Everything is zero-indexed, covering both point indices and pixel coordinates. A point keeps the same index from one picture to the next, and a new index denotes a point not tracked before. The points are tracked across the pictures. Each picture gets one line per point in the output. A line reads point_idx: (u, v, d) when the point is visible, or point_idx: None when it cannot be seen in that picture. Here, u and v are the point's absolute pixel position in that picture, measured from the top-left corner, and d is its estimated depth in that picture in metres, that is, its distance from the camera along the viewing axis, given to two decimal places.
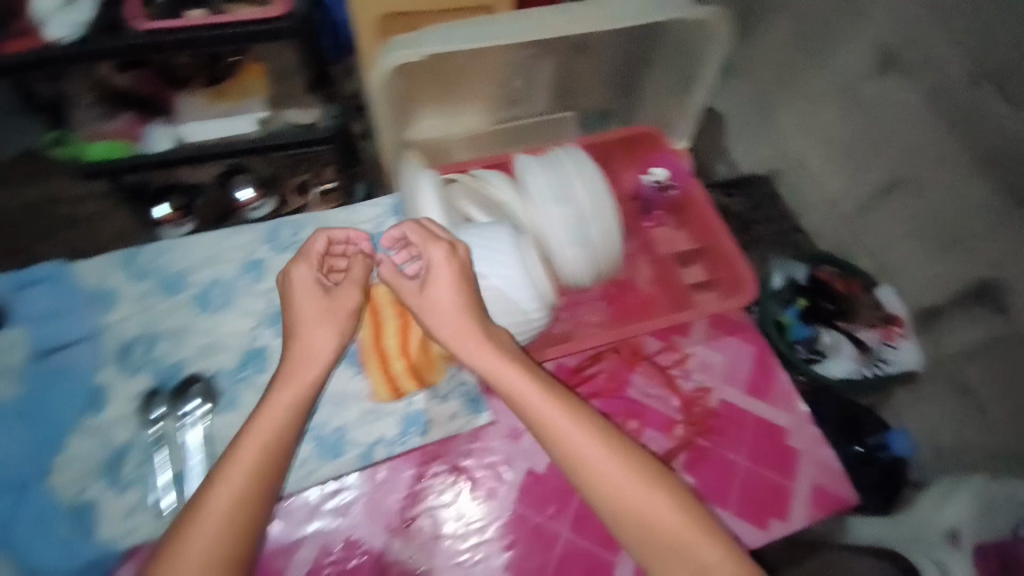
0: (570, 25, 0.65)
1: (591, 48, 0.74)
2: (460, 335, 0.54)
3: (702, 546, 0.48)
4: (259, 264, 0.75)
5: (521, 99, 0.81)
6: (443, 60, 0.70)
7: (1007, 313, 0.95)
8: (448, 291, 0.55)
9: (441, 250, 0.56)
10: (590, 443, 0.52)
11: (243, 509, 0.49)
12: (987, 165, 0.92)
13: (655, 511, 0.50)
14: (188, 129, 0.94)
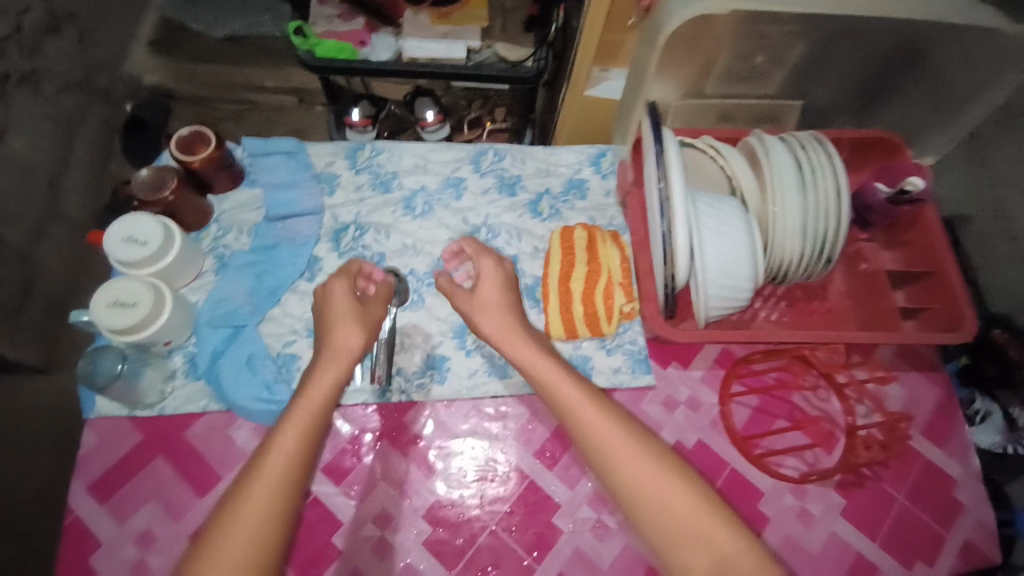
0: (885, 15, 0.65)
1: (858, 37, 0.70)
2: (508, 335, 0.58)
3: (703, 517, 0.45)
4: (459, 184, 0.78)
5: (755, 79, 0.77)
6: (716, 23, 0.67)
7: None
8: (494, 293, 0.62)
9: (490, 263, 0.65)
10: (597, 416, 0.51)
11: (282, 479, 0.45)
12: None
13: (660, 486, 0.46)
14: (411, 43, 1.01)
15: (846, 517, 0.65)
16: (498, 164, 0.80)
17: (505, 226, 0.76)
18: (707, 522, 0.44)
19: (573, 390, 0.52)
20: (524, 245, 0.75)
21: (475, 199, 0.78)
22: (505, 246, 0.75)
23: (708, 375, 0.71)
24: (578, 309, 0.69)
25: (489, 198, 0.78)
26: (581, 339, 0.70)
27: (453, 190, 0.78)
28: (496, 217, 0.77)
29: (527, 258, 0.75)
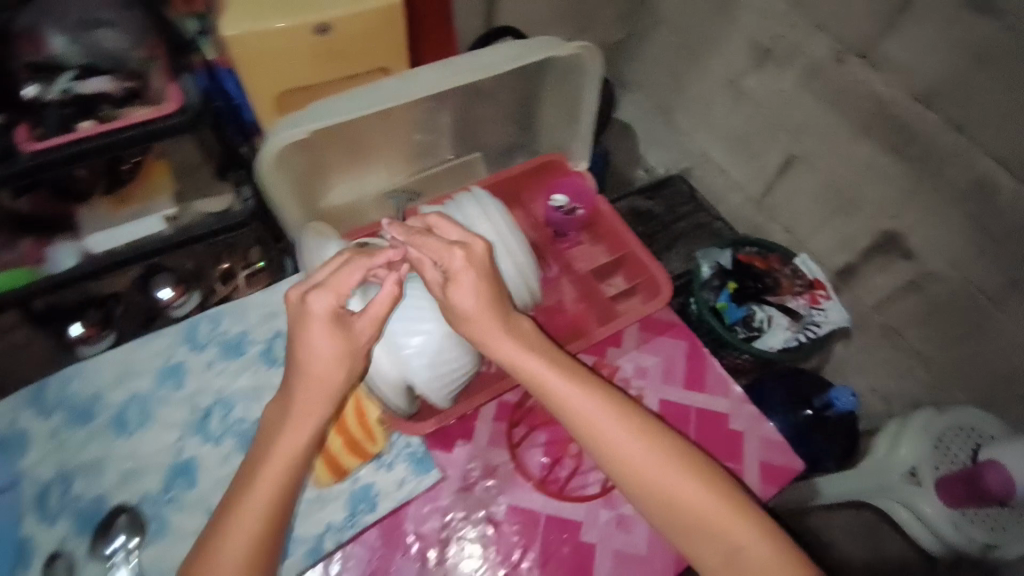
0: (452, 76, 0.71)
1: (482, 98, 0.80)
2: (486, 336, 0.66)
3: (669, 474, 0.63)
4: (181, 370, 0.84)
5: (428, 151, 0.87)
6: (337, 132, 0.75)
7: (911, 255, 1.11)
8: (470, 301, 0.65)
9: (458, 255, 0.65)
10: (612, 425, 0.65)
11: (268, 509, 0.58)
12: (867, 128, 1.09)
13: (686, 489, 0.63)
14: (96, 240, 0.97)
15: None
16: (214, 331, 0.87)
17: (239, 395, 0.83)
18: (718, 516, 0.61)
19: (550, 374, 0.67)
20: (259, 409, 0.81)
21: (199, 380, 0.83)
22: (246, 415, 0.81)
23: (492, 436, 0.78)
24: (335, 445, 0.72)
25: (215, 371, 0.84)
26: (355, 470, 0.73)
27: (176, 379, 0.83)
28: (225, 389, 0.83)
29: None
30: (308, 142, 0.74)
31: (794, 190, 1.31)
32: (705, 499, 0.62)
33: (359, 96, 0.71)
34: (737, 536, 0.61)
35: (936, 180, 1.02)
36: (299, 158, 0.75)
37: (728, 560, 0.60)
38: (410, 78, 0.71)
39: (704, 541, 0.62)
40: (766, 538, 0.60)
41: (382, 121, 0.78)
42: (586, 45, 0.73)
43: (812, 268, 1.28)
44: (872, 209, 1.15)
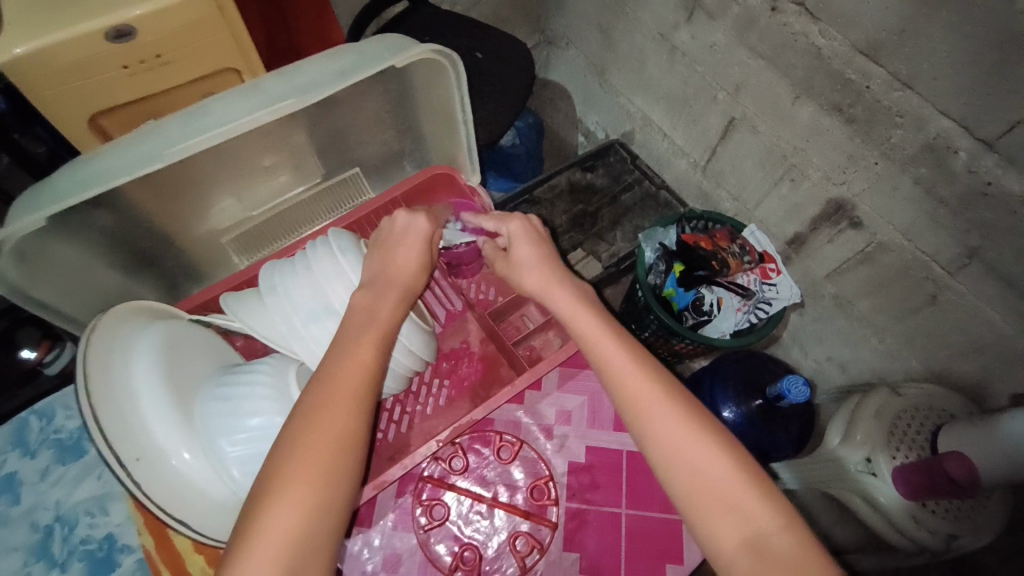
0: (254, 110, 0.56)
1: (332, 112, 0.67)
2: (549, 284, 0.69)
3: (688, 436, 0.57)
4: (15, 481, 0.84)
5: (291, 173, 0.75)
6: (145, 183, 0.61)
7: (861, 224, 1.03)
8: (527, 248, 0.72)
9: (518, 222, 0.73)
10: (646, 386, 0.60)
11: (324, 476, 0.50)
12: (807, 86, 0.98)
13: (705, 457, 0.56)
14: None
15: (583, 572, 0.67)
16: (47, 429, 0.88)
17: (81, 510, 0.83)
18: (742, 493, 0.55)
19: (594, 323, 0.65)
20: (114, 517, 0.82)
21: (36, 491, 0.83)
22: (91, 532, 0.82)
23: (399, 516, 0.69)
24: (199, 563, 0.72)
25: (52, 482, 0.84)
26: None
27: (13, 492, 0.83)
28: (67, 500, 0.83)
29: (122, 529, 0.82)
30: (108, 201, 0.59)
31: (736, 155, 1.20)
32: (726, 472, 0.56)
33: (135, 150, 0.55)
34: (759, 519, 0.54)
35: (883, 143, 0.92)
36: (101, 219, 0.61)
37: (752, 549, 0.53)
38: (204, 116, 0.56)
39: (724, 527, 0.54)
40: (786, 527, 0.53)
41: (206, 156, 0.64)
42: (439, 47, 0.61)
43: (761, 241, 1.19)
44: (818, 174, 1.05)
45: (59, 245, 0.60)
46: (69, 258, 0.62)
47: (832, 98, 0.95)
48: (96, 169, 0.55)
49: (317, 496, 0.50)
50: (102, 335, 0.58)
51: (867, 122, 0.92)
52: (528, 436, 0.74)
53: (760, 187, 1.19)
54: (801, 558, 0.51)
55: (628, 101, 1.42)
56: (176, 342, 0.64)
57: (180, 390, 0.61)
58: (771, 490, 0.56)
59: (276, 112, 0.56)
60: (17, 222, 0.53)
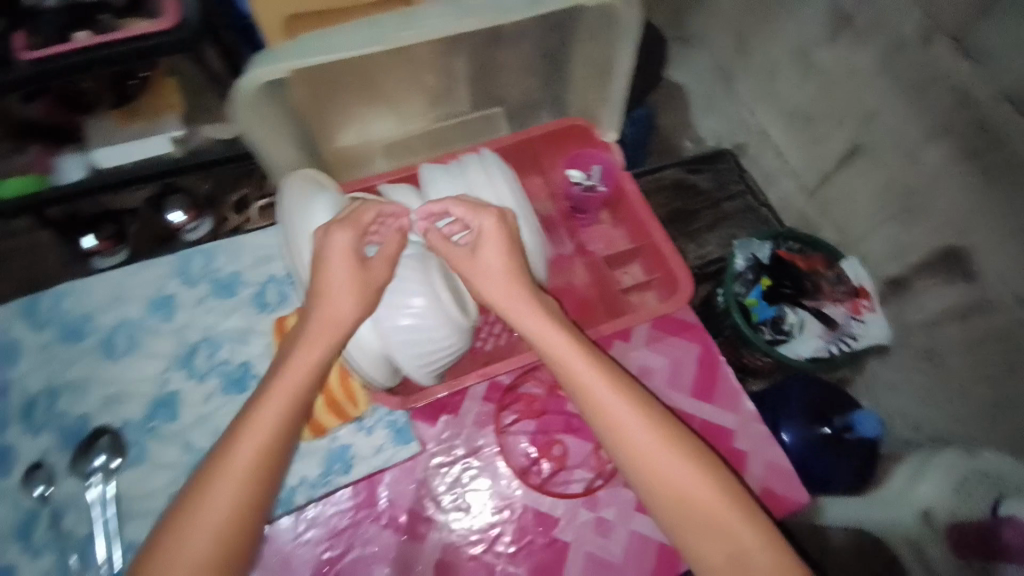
0: (460, 20, 0.63)
1: (501, 44, 0.73)
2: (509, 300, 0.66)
3: (670, 469, 0.62)
4: (169, 300, 0.89)
5: (445, 96, 0.81)
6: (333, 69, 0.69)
7: (971, 278, 1.00)
8: (496, 254, 0.67)
9: (491, 219, 0.68)
10: (630, 419, 0.63)
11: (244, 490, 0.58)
12: (946, 127, 0.96)
13: (694, 484, 0.61)
14: (103, 153, 0.97)
15: (638, 511, 0.75)
16: (208, 267, 0.91)
17: (226, 338, 0.86)
18: (719, 510, 0.60)
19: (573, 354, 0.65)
20: (253, 349, 0.86)
21: (190, 314, 0.88)
22: (230, 357, 0.85)
23: (477, 417, 0.80)
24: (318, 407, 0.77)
25: (205, 309, 0.88)
26: (335, 430, 0.79)
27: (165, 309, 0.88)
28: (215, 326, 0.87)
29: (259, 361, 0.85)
30: (311, 76, 0.68)
31: (853, 185, 1.18)
32: (710, 495, 0.61)
33: (359, 33, 0.64)
34: (740, 537, 0.60)
35: (1015, 198, 0.89)
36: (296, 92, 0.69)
37: (731, 562, 0.59)
38: (420, 14, 0.63)
39: (704, 540, 0.61)
40: (764, 545, 0.59)
41: (386, 60, 0.71)
42: None
43: (859, 274, 1.16)
44: (936, 219, 1.03)
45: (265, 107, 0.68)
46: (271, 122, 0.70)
47: (970, 142, 0.94)
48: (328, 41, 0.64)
49: (245, 492, 0.58)
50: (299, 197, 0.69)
51: (1003, 174, 0.90)
52: None
53: (869, 221, 1.18)
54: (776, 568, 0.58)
55: (749, 114, 1.42)
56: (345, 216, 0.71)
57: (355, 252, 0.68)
58: (740, 496, 0.62)
59: (480, 22, 0.63)
60: (253, 68, 0.62)
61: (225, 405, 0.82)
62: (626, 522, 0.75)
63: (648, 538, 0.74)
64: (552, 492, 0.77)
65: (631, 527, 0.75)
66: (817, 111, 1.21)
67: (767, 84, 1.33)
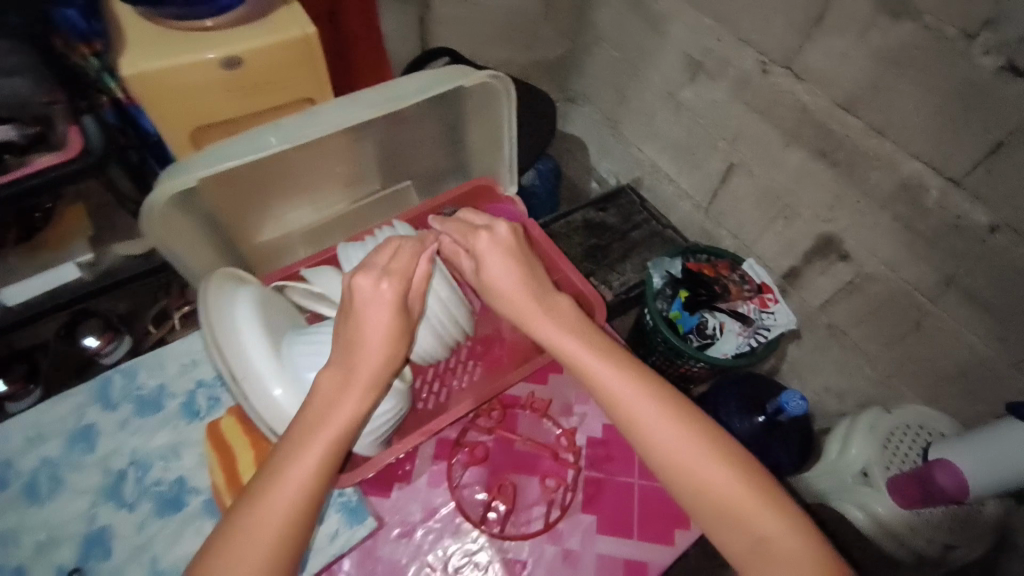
0: (355, 112, 0.69)
1: (405, 124, 0.79)
2: (526, 313, 0.69)
3: (690, 456, 0.61)
4: (88, 433, 0.72)
5: (354, 180, 0.86)
6: (240, 172, 0.72)
7: (849, 257, 1.13)
8: (502, 266, 0.71)
9: (485, 236, 0.72)
10: (643, 402, 0.63)
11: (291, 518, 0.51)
12: (796, 135, 1.11)
13: (705, 470, 0.60)
14: (9, 291, 0.92)
15: (603, 531, 0.67)
16: (129, 385, 0.75)
17: (154, 454, 0.70)
18: (754, 507, 0.59)
19: (587, 350, 0.66)
20: (186, 461, 0.71)
21: (70, 456, 0.71)
22: (163, 475, 0.69)
23: (433, 475, 0.69)
24: None
25: (130, 431, 0.72)
26: None
27: (86, 442, 0.72)
28: (143, 447, 0.71)
29: (192, 472, 0.70)
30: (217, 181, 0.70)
31: (737, 195, 1.31)
32: (723, 480, 0.60)
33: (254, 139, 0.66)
34: (759, 523, 0.58)
35: (864, 183, 1.04)
36: (206, 200, 0.71)
37: (754, 546, 0.58)
38: (315, 112, 0.69)
39: (727, 529, 0.59)
40: (785, 525, 0.58)
41: (297, 157, 0.76)
42: (497, 73, 0.74)
43: (759, 272, 1.28)
44: (809, 213, 1.16)
45: (178, 220, 0.70)
46: (184, 229, 0.72)
47: (810, 145, 1.09)
48: (234, 147, 0.66)
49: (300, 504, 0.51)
50: (210, 300, 0.58)
51: (852, 166, 1.04)
52: (553, 409, 0.75)
53: (741, 233, 1.35)
54: (796, 558, 0.56)
55: (636, 150, 1.58)
56: (266, 301, 0.64)
57: (276, 333, 0.60)
58: (788, 503, 0.59)
59: (374, 112, 0.69)
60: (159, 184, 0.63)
61: (162, 529, 0.67)
62: (592, 548, 0.66)
63: (615, 562, 0.65)
64: (512, 538, 0.66)
65: (597, 552, 0.65)
66: (692, 141, 1.37)
67: (645, 123, 1.50)
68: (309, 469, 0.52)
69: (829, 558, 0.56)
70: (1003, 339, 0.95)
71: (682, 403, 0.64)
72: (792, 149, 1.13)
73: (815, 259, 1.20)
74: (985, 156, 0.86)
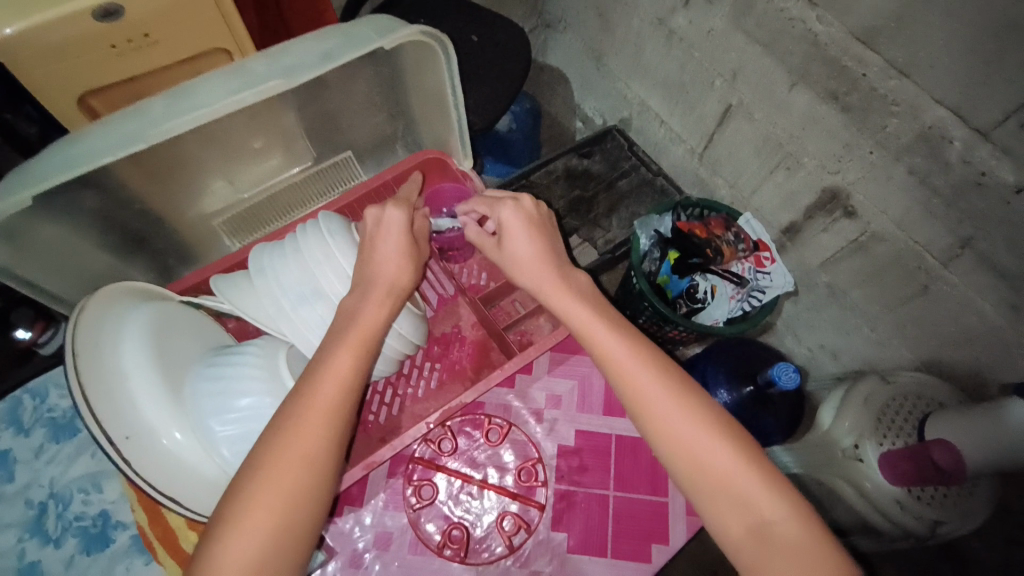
0: (239, 92, 0.56)
1: (328, 89, 0.67)
2: (542, 282, 0.68)
3: (690, 430, 0.58)
4: (4, 460, 0.80)
5: (284, 153, 0.76)
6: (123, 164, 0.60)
7: (856, 213, 1.01)
8: (523, 240, 0.70)
9: (509, 207, 0.71)
10: (646, 373, 0.61)
11: (294, 483, 0.50)
12: (803, 73, 0.96)
13: (708, 448, 0.57)
14: None
15: (573, 551, 0.63)
16: (40, 409, 0.84)
17: (75, 487, 0.79)
18: (759, 491, 0.55)
19: (593, 318, 0.65)
20: (108, 494, 0.79)
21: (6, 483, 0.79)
22: (85, 508, 0.78)
23: (391, 496, 0.64)
24: None
25: (47, 459, 0.81)
26: None
27: (4, 470, 0.80)
28: (61, 477, 0.80)
29: (116, 506, 0.79)
30: (94, 177, 0.58)
31: (733, 142, 1.18)
32: (726, 457, 0.56)
33: (117, 131, 0.55)
34: (763, 507, 0.54)
35: (878, 132, 0.91)
36: (90, 197, 0.61)
37: (755, 531, 0.54)
38: (191, 92, 0.57)
39: (727, 513, 0.55)
40: (790, 513, 0.54)
41: (203, 137, 0.65)
42: (429, 29, 0.61)
43: (756, 228, 1.17)
44: (814, 164, 1.04)
45: (46, 226, 0.60)
46: (60, 234, 0.62)
47: (818, 85, 0.95)
48: (89, 144, 0.54)
49: (299, 487, 0.50)
50: (86, 335, 0.55)
51: (864, 112, 0.91)
52: (519, 419, 0.69)
53: (737, 182, 1.23)
54: (802, 542, 0.52)
55: (624, 86, 1.41)
56: (166, 326, 0.63)
57: (173, 373, 0.60)
58: (794, 492, 0.56)
59: (265, 91, 0.56)
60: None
61: (91, 564, 0.75)
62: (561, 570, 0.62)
63: None
64: (477, 562, 0.62)
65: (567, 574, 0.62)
66: (685, 77, 1.21)
67: (633, 54, 1.32)
68: (312, 445, 0.51)
69: (837, 551, 0.51)
70: (1018, 308, 0.87)
71: (685, 380, 0.62)
72: (798, 88, 0.99)
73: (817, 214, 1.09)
74: (1021, 106, 0.73)
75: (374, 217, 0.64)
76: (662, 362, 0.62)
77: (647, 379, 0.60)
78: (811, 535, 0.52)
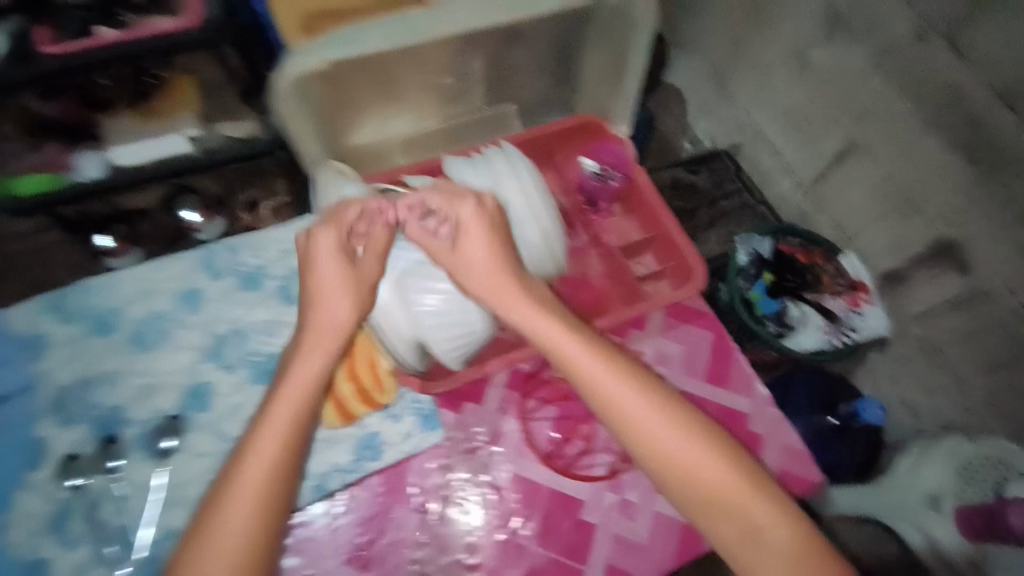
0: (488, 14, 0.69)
1: (518, 40, 0.75)
2: (500, 297, 0.60)
3: (676, 451, 0.57)
4: (195, 296, 0.72)
5: (459, 95, 0.82)
6: (359, 62, 0.70)
7: (968, 268, 1.02)
8: (480, 244, 0.60)
9: (468, 203, 0.60)
10: (633, 396, 0.58)
11: (275, 456, 0.54)
12: (939, 122, 0.99)
13: (706, 469, 0.56)
14: (121, 151, 0.96)
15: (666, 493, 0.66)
16: (232, 259, 0.75)
17: (251, 328, 0.71)
18: (746, 498, 0.55)
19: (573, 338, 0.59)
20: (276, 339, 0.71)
21: (154, 312, 0.71)
22: (254, 349, 0.70)
23: (502, 402, 0.69)
24: (345, 389, 0.66)
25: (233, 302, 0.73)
26: (363, 417, 0.67)
27: (190, 303, 0.72)
28: (242, 317, 0.72)
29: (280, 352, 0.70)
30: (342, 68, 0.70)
31: (849, 180, 1.20)
32: (727, 475, 0.56)
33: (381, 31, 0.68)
34: (755, 512, 0.55)
35: (1007, 189, 0.92)
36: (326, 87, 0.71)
37: (746, 537, 0.55)
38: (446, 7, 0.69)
39: (719, 518, 0.56)
40: (781, 519, 0.55)
41: (408, 58, 0.73)
42: None
43: (857, 269, 1.17)
44: (932, 213, 1.05)
45: (297, 101, 0.70)
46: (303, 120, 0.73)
47: (952, 136, 0.97)
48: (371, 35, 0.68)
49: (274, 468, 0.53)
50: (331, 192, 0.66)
51: (998, 169, 0.93)
52: (632, 364, 0.72)
53: (843, 222, 1.25)
54: (796, 550, 0.53)
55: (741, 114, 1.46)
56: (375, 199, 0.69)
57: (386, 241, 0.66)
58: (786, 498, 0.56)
59: (508, 16, 0.69)
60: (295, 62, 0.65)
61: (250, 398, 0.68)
62: (651, 506, 0.66)
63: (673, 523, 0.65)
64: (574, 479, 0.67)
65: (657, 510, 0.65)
66: (810, 113, 1.25)
67: (758, 85, 1.38)
68: (282, 421, 0.55)
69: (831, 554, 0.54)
70: None
71: (666, 390, 0.60)
72: (929, 136, 1.01)
73: (925, 264, 1.10)
74: None
75: (304, 243, 0.60)
76: (635, 375, 0.60)
77: (637, 409, 0.57)
78: (802, 537, 0.54)
